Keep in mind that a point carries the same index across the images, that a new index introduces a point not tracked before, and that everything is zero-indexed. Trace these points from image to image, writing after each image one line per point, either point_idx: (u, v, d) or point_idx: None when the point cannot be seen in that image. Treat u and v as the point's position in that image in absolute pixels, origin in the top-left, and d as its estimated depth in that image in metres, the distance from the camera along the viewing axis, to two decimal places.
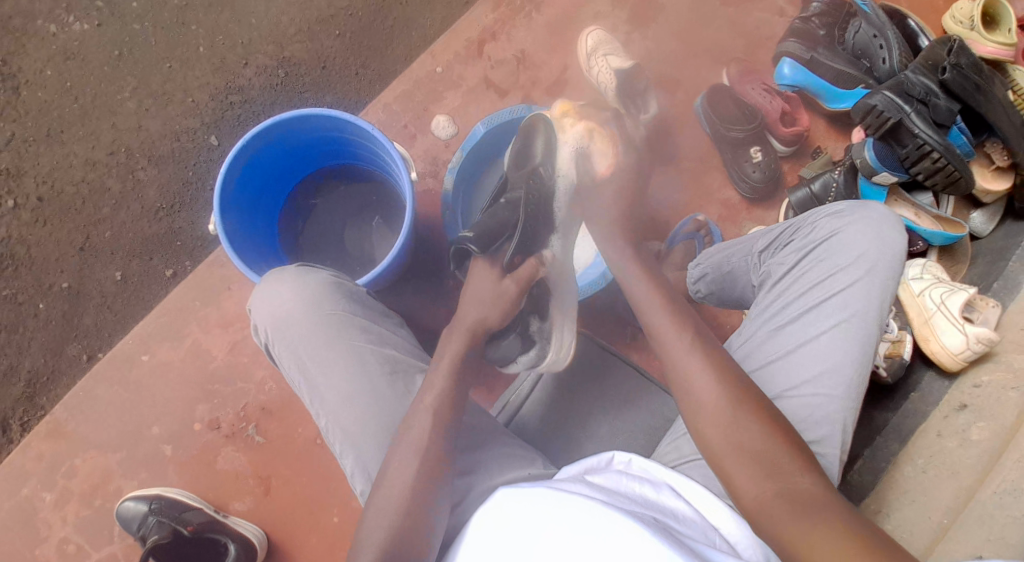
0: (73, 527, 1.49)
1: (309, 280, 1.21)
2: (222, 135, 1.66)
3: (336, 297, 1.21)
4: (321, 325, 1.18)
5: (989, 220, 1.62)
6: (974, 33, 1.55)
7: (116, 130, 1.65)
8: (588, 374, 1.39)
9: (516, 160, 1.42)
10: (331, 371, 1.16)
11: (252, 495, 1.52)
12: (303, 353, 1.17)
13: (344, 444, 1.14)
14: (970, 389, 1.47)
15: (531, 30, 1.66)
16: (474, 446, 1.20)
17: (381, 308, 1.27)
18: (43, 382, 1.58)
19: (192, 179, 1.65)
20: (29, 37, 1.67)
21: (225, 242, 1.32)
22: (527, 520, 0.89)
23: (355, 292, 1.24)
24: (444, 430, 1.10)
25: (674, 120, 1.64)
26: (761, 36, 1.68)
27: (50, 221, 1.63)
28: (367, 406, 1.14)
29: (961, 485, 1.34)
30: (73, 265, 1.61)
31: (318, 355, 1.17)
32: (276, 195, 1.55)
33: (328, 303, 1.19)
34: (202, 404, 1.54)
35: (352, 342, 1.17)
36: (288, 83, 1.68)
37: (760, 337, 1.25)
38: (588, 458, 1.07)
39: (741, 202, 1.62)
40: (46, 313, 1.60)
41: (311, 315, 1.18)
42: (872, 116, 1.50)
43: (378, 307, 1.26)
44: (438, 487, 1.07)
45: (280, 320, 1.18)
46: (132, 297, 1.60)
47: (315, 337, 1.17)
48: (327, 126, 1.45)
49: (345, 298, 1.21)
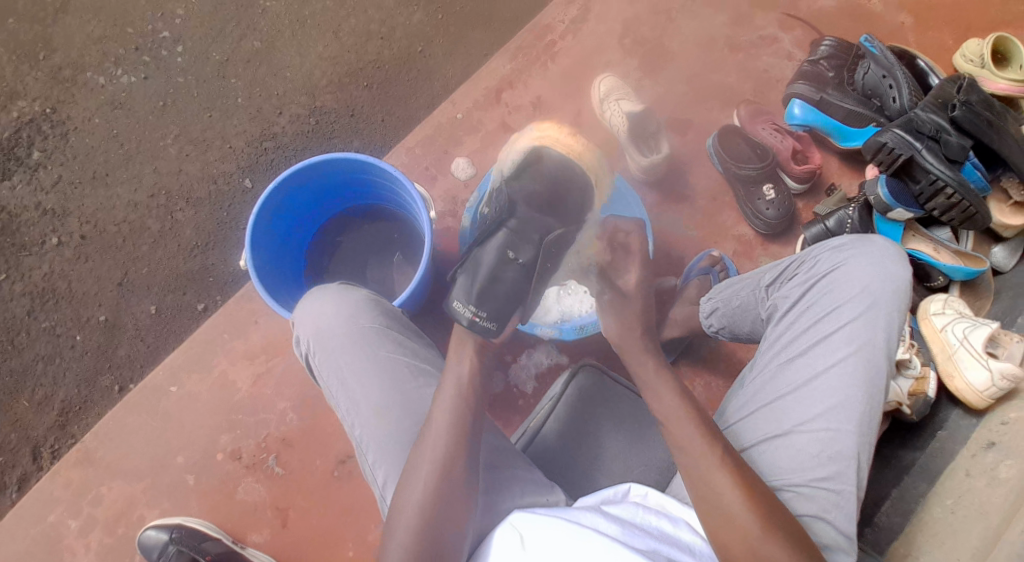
0: (96, 554, 1.53)
1: (350, 296, 1.27)
2: (256, 178, 1.75)
3: (373, 312, 1.26)
4: (358, 336, 1.23)
5: (1012, 255, 1.59)
6: (985, 71, 1.58)
7: (158, 173, 1.75)
8: (603, 408, 1.39)
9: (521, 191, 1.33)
10: (366, 382, 1.21)
11: (269, 527, 1.53)
12: (338, 362, 1.22)
13: (375, 455, 1.18)
14: (997, 426, 1.43)
15: (548, 78, 1.73)
16: (502, 464, 1.22)
17: (413, 327, 1.32)
18: (75, 412, 1.64)
19: (226, 220, 1.73)
20: (79, 88, 1.80)
21: (253, 275, 1.39)
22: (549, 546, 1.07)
23: (390, 310, 1.30)
24: (461, 446, 1.14)
25: (687, 159, 1.68)
26: (771, 79, 1.72)
27: (91, 258, 1.71)
28: (398, 417, 1.19)
29: (989, 526, 1.29)
30: (111, 299, 1.69)
31: (353, 365, 1.22)
32: (305, 233, 1.61)
33: (366, 317, 1.25)
34: (225, 434, 1.58)
35: (387, 355, 1.23)
36: (318, 131, 1.77)
37: (771, 373, 1.26)
38: (606, 489, 1.20)
39: (755, 238, 1.64)
40: (82, 345, 1.67)
41: (350, 327, 1.24)
42: (884, 153, 1.53)
43: (411, 325, 1.32)
44: (462, 501, 1.11)
45: (320, 331, 1.24)
46: (165, 330, 1.67)
47: (352, 347, 1.23)
48: (350, 169, 1.53)
49: (381, 313, 1.27)
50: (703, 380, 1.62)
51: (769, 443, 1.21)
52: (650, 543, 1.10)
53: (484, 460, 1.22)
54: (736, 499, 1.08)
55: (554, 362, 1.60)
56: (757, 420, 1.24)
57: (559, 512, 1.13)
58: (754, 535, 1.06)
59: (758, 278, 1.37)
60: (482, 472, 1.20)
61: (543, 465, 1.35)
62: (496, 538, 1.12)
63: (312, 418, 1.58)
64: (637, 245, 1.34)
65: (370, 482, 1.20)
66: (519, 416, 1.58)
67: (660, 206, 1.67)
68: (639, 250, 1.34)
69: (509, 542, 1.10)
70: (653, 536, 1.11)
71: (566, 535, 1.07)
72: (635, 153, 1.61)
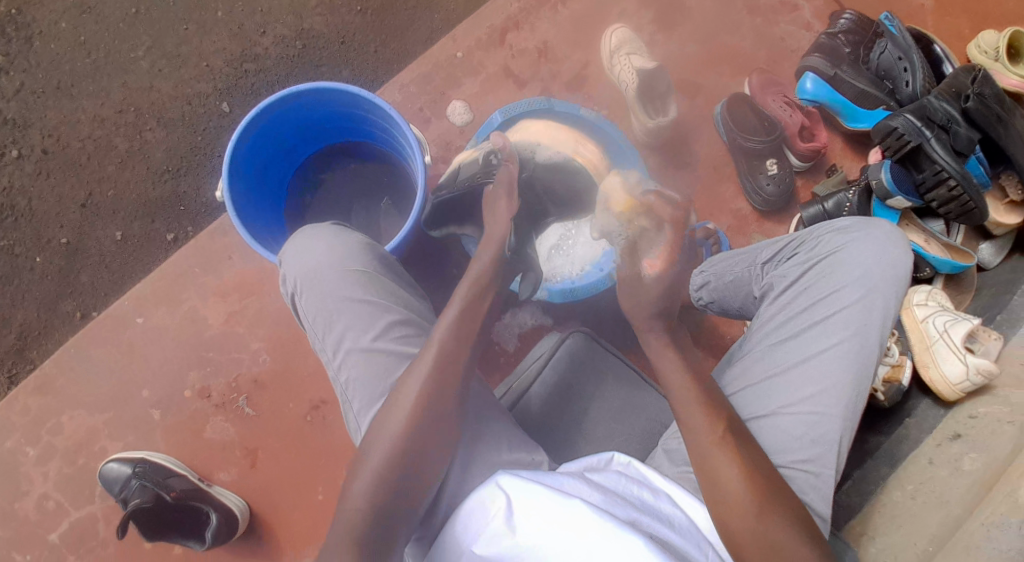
0: (54, 484, 1.48)
1: (342, 240, 1.24)
2: (234, 103, 1.64)
3: (366, 257, 1.24)
4: (348, 281, 1.21)
5: (997, 253, 1.62)
6: (999, 64, 1.58)
7: (127, 88, 1.63)
8: (590, 377, 1.34)
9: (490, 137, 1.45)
10: (354, 329, 1.19)
11: (237, 467, 1.51)
12: (328, 306, 1.20)
13: (361, 403, 1.17)
14: (965, 419, 1.46)
15: (555, 23, 1.65)
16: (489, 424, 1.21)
17: (405, 275, 1.30)
18: (34, 336, 1.57)
19: (201, 144, 1.63)
20: None
21: (231, 211, 1.31)
22: (530, 513, 1.04)
23: (382, 256, 1.28)
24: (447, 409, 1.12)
25: (692, 124, 1.66)
26: (785, 48, 1.69)
27: (53, 174, 1.61)
28: (386, 364, 1.17)
29: (950, 514, 1.32)
30: (73, 220, 1.60)
31: (342, 310, 1.19)
32: (286, 165, 1.53)
33: (357, 262, 1.22)
34: (194, 371, 1.53)
35: (378, 301, 1.20)
36: (305, 55, 1.66)
37: (761, 351, 1.25)
38: (590, 456, 1.17)
39: (751, 213, 1.65)
40: (42, 266, 1.58)
41: (340, 270, 1.21)
42: (893, 138, 1.52)
43: (402, 273, 1.30)
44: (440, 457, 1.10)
45: (311, 274, 1.21)
46: (132, 258, 1.59)
47: (341, 292, 1.20)
48: (345, 103, 1.44)
49: (374, 260, 1.25)
50: None
51: (754, 422, 1.20)
52: (632, 514, 1.07)
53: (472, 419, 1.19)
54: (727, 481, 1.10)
55: (538, 323, 1.59)
56: (742, 399, 1.23)
57: (541, 477, 1.10)
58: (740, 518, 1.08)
59: (754, 253, 1.35)
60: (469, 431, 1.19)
61: (529, 428, 1.31)
62: (480, 497, 1.08)
63: (285, 361, 1.54)
64: (671, 232, 1.30)
65: (353, 432, 1.19)
66: (499, 374, 1.57)
67: (660, 170, 1.65)
68: (674, 250, 1.28)
69: (484, 506, 1.07)
70: (634, 507, 1.08)
71: (547, 502, 1.04)
72: (642, 115, 1.58)
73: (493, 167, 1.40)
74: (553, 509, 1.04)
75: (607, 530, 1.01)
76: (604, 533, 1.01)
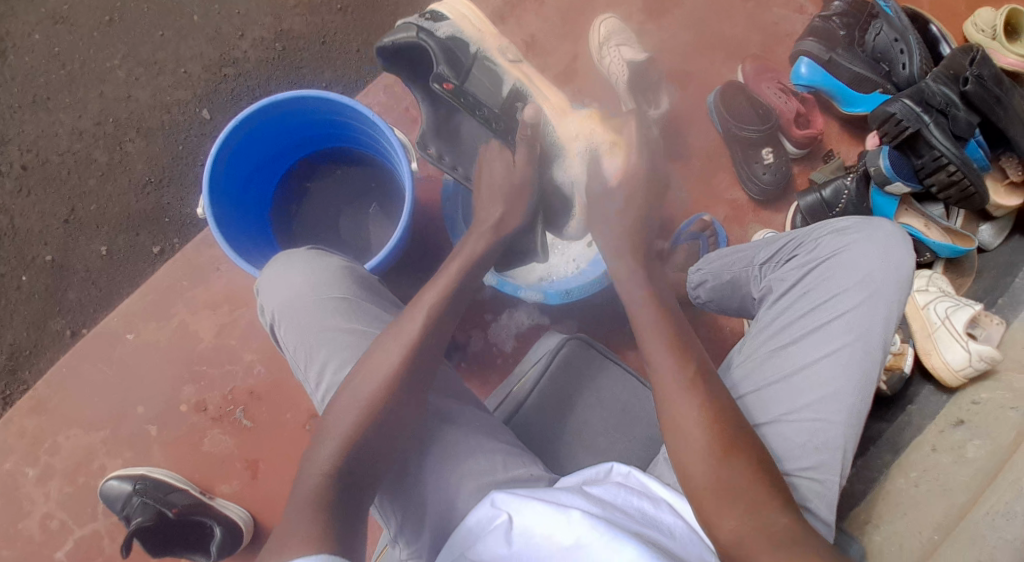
0: (56, 503, 1.49)
1: (321, 266, 1.24)
2: (214, 109, 1.62)
3: (346, 283, 1.23)
4: (329, 308, 1.20)
5: (997, 234, 1.59)
6: (996, 43, 1.58)
7: (103, 99, 1.62)
8: (586, 382, 1.34)
9: (523, 75, 1.38)
10: (337, 356, 1.17)
11: (238, 478, 1.51)
12: (308, 335, 1.19)
13: None
14: (968, 405, 1.44)
15: (542, 15, 1.67)
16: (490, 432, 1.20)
17: (387, 297, 1.29)
18: (25, 355, 1.58)
19: (183, 154, 1.61)
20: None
21: (214, 229, 1.28)
22: (527, 529, 1.03)
23: (364, 279, 1.27)
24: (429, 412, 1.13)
25: (687, 118, 1.67)
26: (780, 33, 1.70)
27: (33, 191, 1.61)
28: None
29: (955, 502, 1.29)
30: (57, 237, 1.60)
31: (325, 338, 1.18)
32: (270, 175, 1.51)
33: (338, 288, 1.22)
34: (190, 385, 1.53)
35: (360, 327, 1.20)
36: (286, 57, 1.64)
37: (761, 356, 1.24)
38: (589, 469, 1.17)
39: (748, 203, 1.65)
40: (29, 285, 1.59)
41: (321, 298, 1.20)
42: (891, 124, 1.48)
43: (385, 295, 1.29)
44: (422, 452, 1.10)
45: (291, 305, 1.20)
46: (119, 274, 1.59)
47: (322, 319, 1.19)
48: (325, 110, 1.42)
49: (354, 284, 1.24)
50: None
51: (756, 430, 1.20)
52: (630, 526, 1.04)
53: (468, 431, 1.19)
54: (718, 469, 1.05)
55: (535, 322, 1.58)
56: (743, 406, 1.22)
57: (539, 492, 1.09)
58: (735, 514, 1.02)
59: (751, 253, 1.34)
60: (462, 440, 1.17)
61: (524, 439, 1.29)
62: (478, 514, 1.08)
63: (281, 370, 1.53)
64: (625, 132, 1.41)
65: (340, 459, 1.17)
66: (496, 375, 1.56)
67: None
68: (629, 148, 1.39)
69: (487, 521, 1.06)
70: (634, 519, 1.06)
71: (543, 515, 1.03)
72: (632, 106, 1.57)
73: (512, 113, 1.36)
74: (547, 522, 1.03)
75: (599, 537, 1.00)
76: (599, 541, 0.99)
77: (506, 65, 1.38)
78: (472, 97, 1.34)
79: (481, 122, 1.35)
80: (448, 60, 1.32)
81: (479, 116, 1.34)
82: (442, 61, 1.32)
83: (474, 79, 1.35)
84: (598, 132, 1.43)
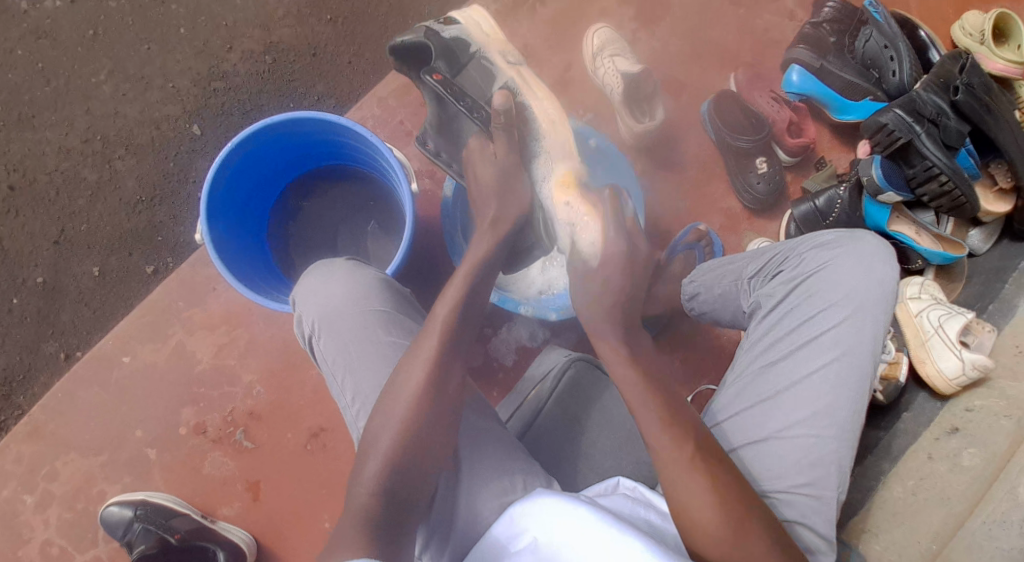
0: (55, 530, 1.48)
1: (358, 277, 1.23)
2: (203, 124, 1.71)
3: (383, 295, 1.23)
4: (367, 320, 1.19)
5: (986, 239, 1.63)
6: (984, 47, 1.60)
7: (91, 115, 1.72)
8: (594, 403, 1.33)
9: (520, 78, 1.41)
10: (374, 371, 1.16)
11: (241, 500, 1.50)
12: (346, 347, 1.18)
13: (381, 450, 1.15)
14: (962, 412, 1.47)
15: (535, 24, 1.69)
16: (505, 446, 1.18)
17: (420, 309, 1.29)
18: (19, 381, 1.64)
19: (173, 170, 1.70)
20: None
21: (213, 253, 1.28)
22: (543, 530, 1.00)
23: (400, 291, 1.27)
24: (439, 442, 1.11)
25: (680, 125, 1.69)
26: (769, 39, 1.72)
27: (21, 212, 1.70)
28: None
29: (952, 512, 1.31)
30: (47, 258, 1.68)
31: (364, 351, 1.18)
32: (267, 193, 1.52)
33: (377, 300, 1.21)
34: (188, 408, 1.52)
35: (397, 341, 1.19)
36: (274, 69, 1.73)
37: (750, 374, 1.22)
38: (595, 484, 1.13)
39: (743, 212, 1.66)
40: (21, 308, 1.66)
41: (359, 310, 1.20)
42: (882, 134, 1.48)
43: (418, 309, 1.29)
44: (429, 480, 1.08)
45: (328, 314, 1.20)
46: (111, 294, 1.66)
47: (359, 331, 1.19)
48: (323, 129, 1.43)
49: (391, 296, 1.24)
50: (680, 355, 1.63)
51: (750, 447, 1.18)
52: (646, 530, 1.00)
53: (485, 452, 1.16)
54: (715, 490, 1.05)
55: (534, 336, 1.60)
56: (737, 424, 1.20)
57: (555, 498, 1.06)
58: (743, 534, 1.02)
59: (739, 267, 1.34)
60: (470, 463, 1.15)
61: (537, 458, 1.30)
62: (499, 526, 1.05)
63: (279, 391, 1.53)
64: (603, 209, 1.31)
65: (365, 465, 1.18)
66: (498, 389, 1.58)
67: (649, 172, 1.67)
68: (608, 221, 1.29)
69: (508, 544, 1.02)
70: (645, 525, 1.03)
71: (558, 507, 1.00)
72: (629, 118, 1.60)
73: (479, 110, 1.39)
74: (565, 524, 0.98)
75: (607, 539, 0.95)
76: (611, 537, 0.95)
77: (504, 67, 1.41)
78: (460, 89, 1.39)
79: (465, 114, 1.40)
80: (444, 55, 1.39)
81: (462, 107, 1.39)
82: (437, 55, 1.39)
83: (468, 75, 1.40)
84: (574, 204, 1.33)
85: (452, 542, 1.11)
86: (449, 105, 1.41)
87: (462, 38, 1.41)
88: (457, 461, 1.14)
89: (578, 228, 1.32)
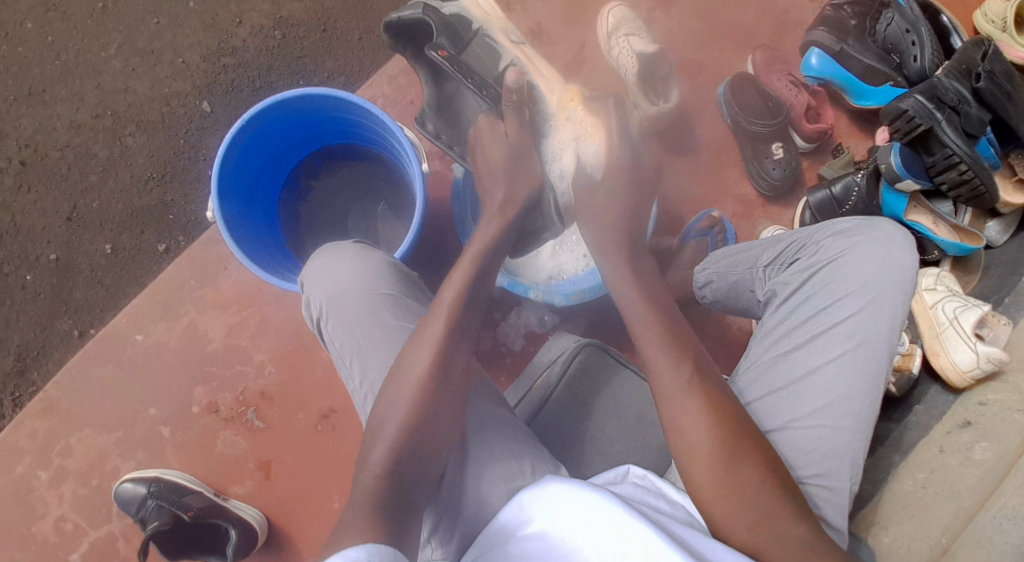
0: (70, 506, 1.49)
1: (364, 261, 1.23)
2: (214, 101, 1.70)
3: (389, 279, 1.23)
4: (373, 305, 1.19)
5: (1005, 230, 1.60)
6: (1007, 35, 1.57)
7: (101, 90, 1.71)
8: (602, 390, 1.34)
9: (524, 57, 1.44)
10: (381, 355, 1.17)
11: (253, 479, 1.51)
12: (352, 331, 1.18)
13: None
14: (975, 405, 1.46)
15: (549, 3, 1.67)
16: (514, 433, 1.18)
17: (427, 293, 1.29)
18: (33, 357, 1.65)
19: (184, 148, 1.70)
20: None
21: (223, 231, 1.28)
22: (551, 516, 0.99)
23: (407, 275, 1.27)
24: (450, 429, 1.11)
25: (695, 110, 1.67)
26: (790, 21, 1.69)
27: (34, 188, 1.70)
28: None
29: (962, 506, 1.33)
30: (60, 235, 1.68)
31: (370, 336, 1.18)
32: (278, 172, 1.52)
33: (383, 285, 1.21)
34: (200, 387, 1.53)
35: (404, 325, 1.19)
36: (285, 45, 1.71)
37: (764, 364, 1.22)
38: (606, 472, 1.11)
39: (757, 199, 1.64)
40: (34, 286, 1.67)
41: (364, 294, 1.20)
42: (902, 121, 1.46)
43: (425, 293, 1.28)
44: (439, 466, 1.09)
45: (334, 298, 1.20)
46: (124, 272, 1.67)
47: (365, 315, 1.19)
48: (333, 108, 1.42)
49: (397, 281, 1.24)
50: None
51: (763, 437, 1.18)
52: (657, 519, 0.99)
53: (493, 436, 1.16)
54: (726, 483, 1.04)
55: (545, 320, 1.60)
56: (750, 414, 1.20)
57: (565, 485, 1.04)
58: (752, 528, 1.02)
59: (755, 255, 1.33)
60: (478, 448, 1.15)
61: (545, 443, 1.30)
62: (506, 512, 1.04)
63: (290, 372, 1.53)
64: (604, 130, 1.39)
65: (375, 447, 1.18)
66: (507, 373, 1.59)
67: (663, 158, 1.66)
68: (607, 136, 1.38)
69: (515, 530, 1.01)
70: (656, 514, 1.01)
71: (567, 493, 0.99)
72: (643, 100, 1.58)
73: (489, 85, 1.40)
74: (574, 510, 0.97)
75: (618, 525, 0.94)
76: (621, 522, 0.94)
77: (509, 46, 1.44)
78: (467, 66, 1.39)
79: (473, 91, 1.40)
80: (447, 33, 1.40)
81: (471, 85, 1.39)
82: (440, 33, 1.40)
83: (472, 52, 1.43)
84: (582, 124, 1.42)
85: (462, 528, 1.11)
86: (449, 83, 1.44)
87: (462, 16, 1.45)
88: (465, 447, 1.15)
89: (582, 142, 1.42)
